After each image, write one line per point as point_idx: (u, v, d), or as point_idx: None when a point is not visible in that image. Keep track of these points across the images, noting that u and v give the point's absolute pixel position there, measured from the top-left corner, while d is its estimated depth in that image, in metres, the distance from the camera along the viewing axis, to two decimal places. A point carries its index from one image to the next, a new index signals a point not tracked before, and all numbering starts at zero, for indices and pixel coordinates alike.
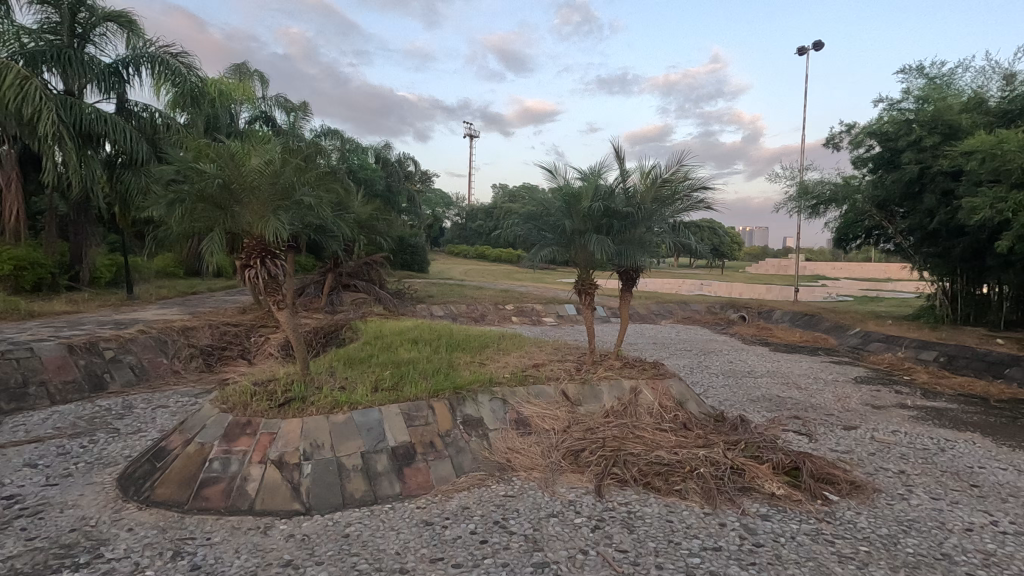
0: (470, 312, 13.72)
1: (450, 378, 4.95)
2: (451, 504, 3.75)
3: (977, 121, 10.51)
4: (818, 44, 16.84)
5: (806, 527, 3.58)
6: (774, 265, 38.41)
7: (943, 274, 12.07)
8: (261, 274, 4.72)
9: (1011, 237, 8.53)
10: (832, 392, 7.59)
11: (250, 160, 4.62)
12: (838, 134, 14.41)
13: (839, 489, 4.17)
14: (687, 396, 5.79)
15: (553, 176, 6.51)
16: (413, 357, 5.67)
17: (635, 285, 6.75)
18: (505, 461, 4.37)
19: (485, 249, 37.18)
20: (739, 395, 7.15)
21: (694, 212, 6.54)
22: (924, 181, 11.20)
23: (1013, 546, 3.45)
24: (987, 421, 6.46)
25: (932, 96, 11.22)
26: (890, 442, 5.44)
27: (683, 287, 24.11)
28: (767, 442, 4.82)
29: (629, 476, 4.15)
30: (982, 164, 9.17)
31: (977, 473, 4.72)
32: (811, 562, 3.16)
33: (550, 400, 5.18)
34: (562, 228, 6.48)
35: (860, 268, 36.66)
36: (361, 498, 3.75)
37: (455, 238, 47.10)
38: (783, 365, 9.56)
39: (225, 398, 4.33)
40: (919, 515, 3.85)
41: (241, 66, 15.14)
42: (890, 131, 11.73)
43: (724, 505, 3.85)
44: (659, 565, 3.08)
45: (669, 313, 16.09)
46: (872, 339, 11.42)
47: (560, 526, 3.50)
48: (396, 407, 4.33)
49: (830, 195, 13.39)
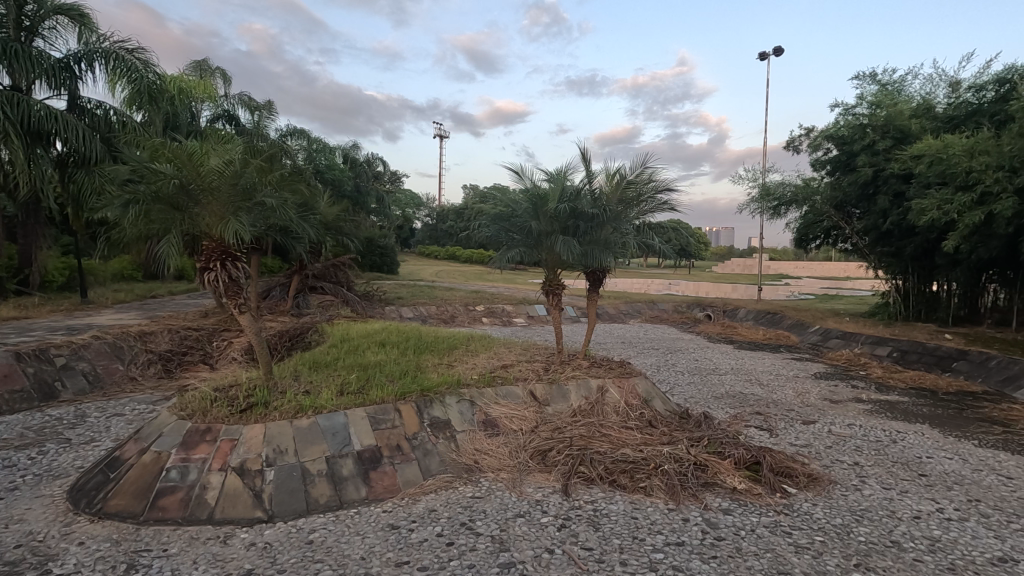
0: (440, 314, 13.65)
1: (417, 380, 4.92)
2: (418, 507, 3.73)
3: (926, 126, 11.01)
4: (778, 50, 17.41)
5: (765, 520, 3.69)
6: (739, 265, 39.36)
7: (896, 273, 12.58)
8: (221, 276, 4.62)
9: (958, 237, 8.95)
10: (791, 388, 7.84)
11: (209, 160, 4.48)
12: (798, 137, 14.89)
13: (797, 482, 4.30)
14: (652, 394, 5.89)
15: (520, 178, 6.55)
16: (380, 360, 5.62)
17: (602, 286, 6.82)
18: (472, 462, 4.37)
19: (456, 249, 37.04)
20: (704, 392, 7.32)
21: (658, 213, 6.67)
22: (877, 184, 11.66)
23: (956, 533, 3.63)
24: (935, 413, 6.76)
25: (885, 102, 11.70)
26: (846, 435, 5.65)
27: (652, 286, 24.47)
28: (729, 438, 4.94)
29: (595, 474, 4.21)
30: (931, 167, 9.61)
31: (925, 463, 4.95)
32: (769, 554, 3.26)
33: (518, 401, 5.20)
34: (529, 229, 6.52)
35: (821, 268, 37.88)
36: (326, 503, 3.69)
37: (425, 240, 46.84)
38: (746, 362, 9.83)
39: (183, 405, 4.21)
40: (871, 505, 4.02)
41: (203, 63, 14.73)
42: (847, 135, 12.18)
43: (688, 500, 3.93)
44: (623, 562, 3.13)
45: (637, 312, 16.33)
46: (831, 336, 11.83)
47: (527, 526, 3.51)
48: (362, 411, 4.29)
49: (791, 196, 13.82)
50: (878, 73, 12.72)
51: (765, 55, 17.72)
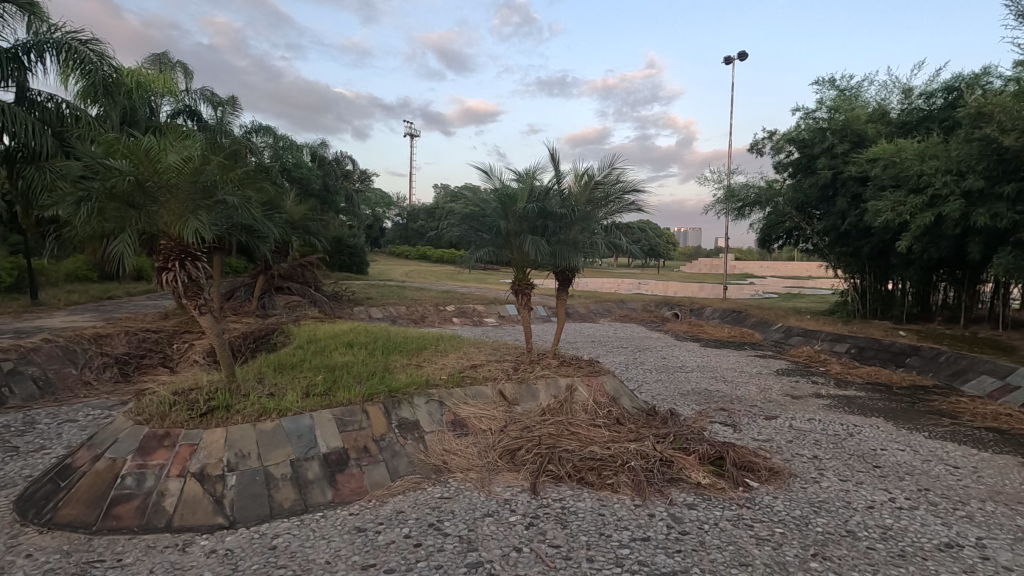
0: (410, 314, 13.54)
1: (385, 381, 4.88)
2: (385, 509, 3.69)
3: (881, 131, 11.45)
4: (742, 54, 17.85)
5: (728, 513, 3.78)
6: (706, 265, 40.18)
7: (854, 271, 13.02)
8: (180, 277, 4.49)
9: (911, 237, 9.33)
10: (755, 384, 8.06)
11: (167, 156, 4.35)
12: (761, 140, 15.28)
13: (759, 476, 4.42)
14: (620, 392, 5.97)
15: (489, 178, 6.55)
16: (348, 361, 5.54)
17: (571, 285, 6.88)
18: (441, 462, 4.35)
19: (428, 249, 36.87)
20: (671, 390, 7.46)
21: (626, 213, 6.76)
22: (836, 186, 12.08)
23: (907, 521, 3.79)
24: (890, 407, 7.05)
25: (843, 107, 12.11)
26: (806, 430, 5.83)
27: (622, 286, 24.77)
28: (694, 434, 5.04)
29: (563, 472, 4.24)
30: (886, 170, 10.01)
31: (880, 455, 5.14)
32: (731, 547, 3.34)
33: (487, 401, 5.21)
34: (498, 228, 6.54)
35: (784, 267, 38.97)
36: (291, 507, 3.62)
37: (396, 239, 46.42)
38: (712, 359, 10.05)
39: (139, 409, 4.08)
40: (828, 496, 4.16)
41: (162, 56, 14.23)
42: (807, 139, 12.57)
43: (653, 496, 4.00)
44: (590, 558, 3.16)
45: (607, 311, 16.51)
46: (792, 333, 12.19)
47: (495, 525, 3.52)
48: (329, 412, 4.23)
49: (754, 197, 14.19)
50: (837, 79, 13.16)
51: (730, 59, 18.16)
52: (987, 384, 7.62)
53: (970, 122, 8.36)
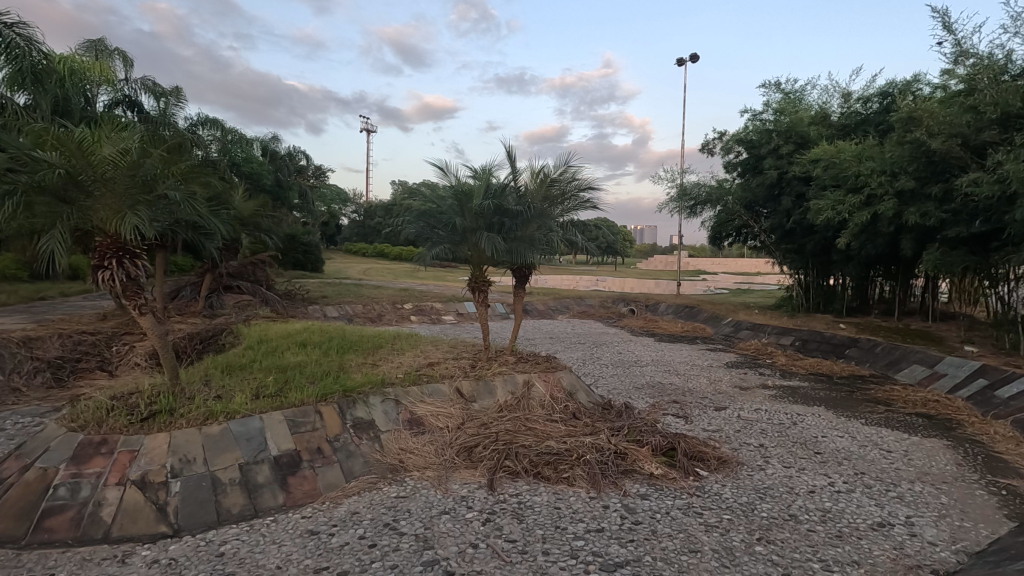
0: (366, 313, 13.31)
1: (339, 381, 4.79)
2: (339, 510, 3.63)
3: (822, 133, 12.01)
4: (693, 57, 18.41)
5: (678, 502, 3.90)
6: (662, 261, 41.18)
7: (799, 268, 13.60)
8: (118, 275, 4.29)
9: (850, 235, 9.81)
10: (706, 376, 8.33)
11: (102, 148, 4.13)
12: (712, 141, 15.73)
13: (708, 465, 4.58)
14: (576, 387, 6.05)
15: (444, 174, 6.52)
16: (300, 361, 5.41)
17: (528, 282, 6.91)
18: (397, 461, 4.31)
19: (386, 246, 36.39)
20: (626, 383, 7.63)
21: (581, 211, 6.85)
22: (782, 185, 12.59)
23: (844, 503, 4.00)
24: (831, 395, 7.43)
25: (787, 110, 12.63)
26: (753, 419, 6.08)
27: (580, 283, 25.10)
28: (647, 426, 5.16)
29: (520, 468, 4.27)
30: (827, 170, 10.50)
31: (821, 442, 5.40)
32: (681, 535, 3.44)
33: (444, 398, 5.19)
34: (453, 225, 6.52)
35: (736, 264, 40.36)
36: (239, 513, 3.50)
37: (352, 237, 45.57)
38: (665, 354, 10.33)
39: (74, 415, 3.87)
40: (773, 483, 4.34)
41: (98, 43, 13.43)
42: (755, 139, 13.06)
43: (608, 488, 4.08)
44: (545, 551, 3.20)
45: (565, 307, 16.68)
46: (741, 327, 12.66)
47: (452, 522, 3.51)
48: (280, 414, 4.12)
49: (705, 196, 14.65)
50: (782, 83, 13.68)
51: (682, 61, 18.62)
52: (917, 372, 8.13)
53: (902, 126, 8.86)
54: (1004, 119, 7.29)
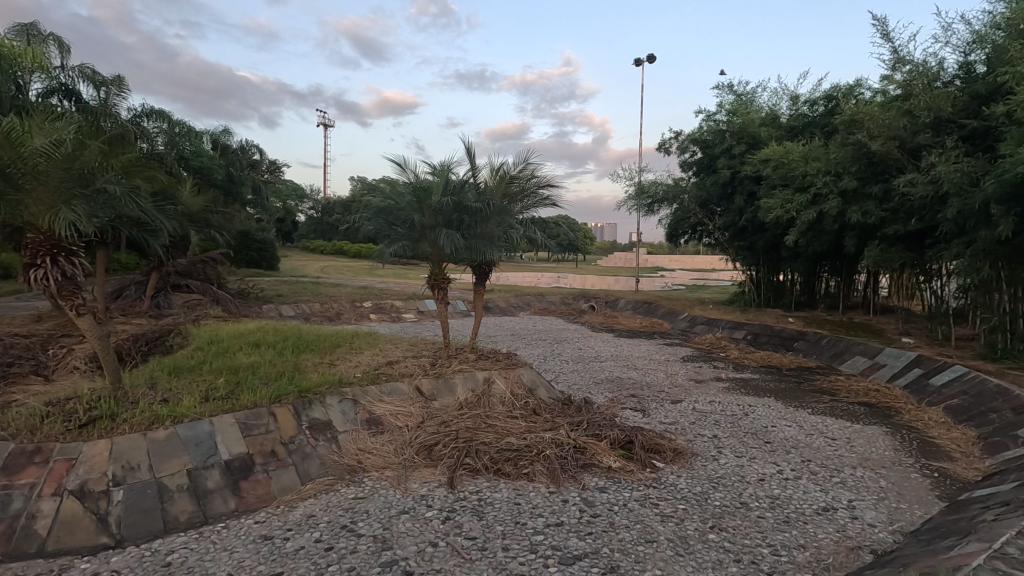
0: (324, 311, 13.02)
1: (294, 381, 4.67)
2: (295, 514, 3.54)
3: (772, 133, 12.45)
4: (651, 57, 18.76)
5: (635, 494, 3.98)
6: (622, 259, 41.90)
7: (751, 264, 14.07)
8: (52, 274, 4.05)
9: (798, 232, 10.22)
10: (662, 370, 8.53)
11: (33, 139, 3.88)
12: (668, 140, 16.09)
13: (664, 457, 4.70)
14: (537, 383, 6.09)
15: (403, 170, 6.44)
16: (254, 361, 5.25)
17: (488, 279, 6.89)
18: (355, 462, 4.23)
19: (345, 243, 35.70)
20: (586, 379, 7.73)
21: (541, 208, 6.89)
22: (734, 184, 12.99)
23: (791, 490, 4.17)
24: (780, 387, 7.73)
25: (739, 111, 13.03)
26: (707, 411, 6.27)
27: (541, 280, 25.26)
28: (606, 420, 5.25)
29: (480, 465, 4.26)
30: (776, 170, 10.91)
31: (770, 432, 5.62)
32: (638, 525, 3.52)
33: (403, 397, 5.13)
34: (412, 222, 6.45)
35: (693, 261, 41.43)
36: (188, 520, 3.37)
37: (309, 234, 44.47)
38: (624, 349, 10.52)
39: (4, 424, 3.64)
40: (725, 472, 4.49)
41: (31, 27, 12.63)
42: (709, 139, 13.43)
43: (568, 482, 4.13)
44: (505, 547, 3.22)
45: (526, 304, 16.76)
46: (697, 322, 13.01)
47: (411, 522, 3.48)
48: (231, 417, 3.99)
49: (662, 194, 14.97)
50: (734, 85, 14.09)
51: (640, 61, 18.94)
52: (860, 363, 8.55)
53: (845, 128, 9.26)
54: (936, 123, 7.71)
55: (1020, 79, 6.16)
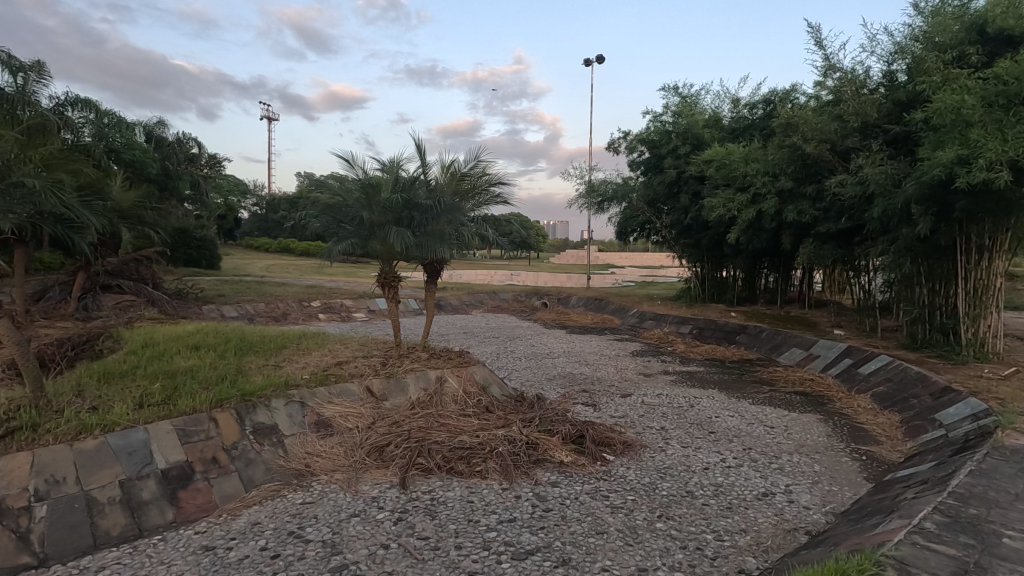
0: (269, 311, 12.58)
1: (237, 385, 4.48)
2: (238, 522, 3.42)
3: (715, 135, 12.91)
4: (600, 57, 19.09)
5: (587, 487, 4.06)
6: (574, 256, 42.55)
7: (696, 261, 14.55)
8: None
9: (739, 230, 10.64)
10: (612, 365, 8.72)
11: None
12: (617, 140, 16.40)
13: (614, 450, 4.80)
14: (489, 380, 6.09)
15: (351, 166, 6.30)
16: (192, 364, 5.01)
17: (440, 277, 6.83)
18: (303, 466, 4.12)
19: (292, 241, 34.56)
20: (538, 375, 7.81)
21: (492, 206, 6.89)
22: (680, 184, 13.41)
23: (733, 477, 4.36)
24: (723, 378, 8.05)
25: (684, 113, 13.43)
26: (655, 404, 6.45)
27: (494, 277, 25.29)
28: (558, 415, 5.32)
29: (433, 464, 4.23)
30: (719, 170, 11.33)
31: (714, 422, 5.84)
32: (589, 518, 3.58)
33: (353, 398, 5.03)
34: (361, 220, 6.33)
35: (642, 259, 42.56)
36: (120, 534, 3.19)
37: (253, 231, 42.86)
38: (575, 345, 10.68)
39: None
40: (672, 462, 4.64)
41: None
42: (656, 140, 13.78)
43: (520, 478, 4.16)
44: (458, 546, 3.21)
45: (479, 302, 16.73)
46: (645, 318, 13.37)
47: (362, 525, 3.41)
48: (168, 424, 3.80)
49: (612, 193, 15.27)
50: (679, 87, 14.50)
51: (589, 61, 19.22)
52: (796, 354, 9.01)
53: (782, 131, 9.71)
54: (864, 128, 8.17)
55: (937, 88, 6.62)
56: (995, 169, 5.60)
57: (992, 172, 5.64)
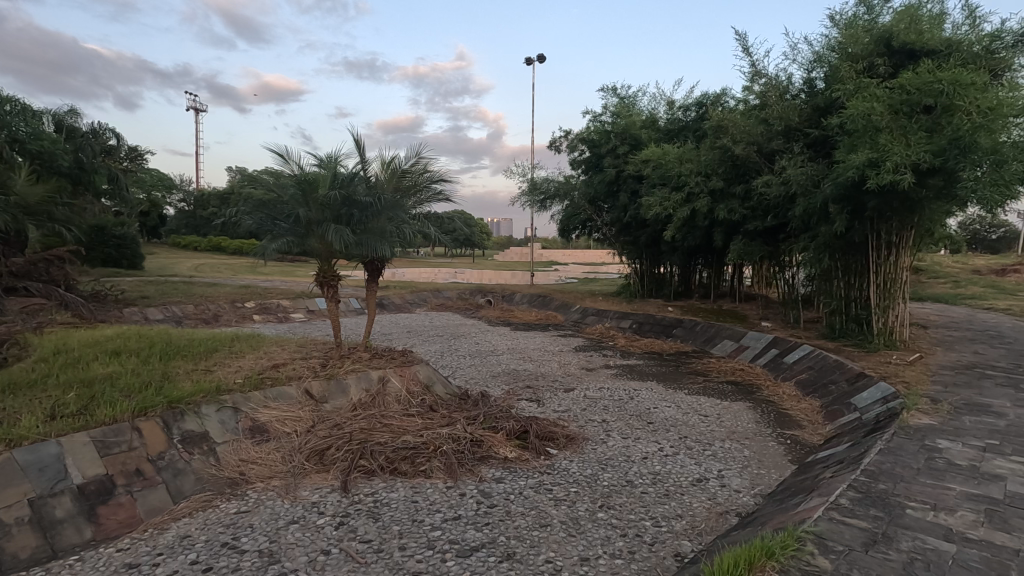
0: (199, 313, 11.94)
1: (163, 391, 4.23)
2: (166, 536, 3.24)
3: (652, 136, 13.35)
4: (541, 57, 19.33)
5: (531, 482, 4.11)
6: (518, 253, 42.84)
7: (634, 258, 14.99)
8: None
9: (675, 227, 11.04)
10: (556, 361, 8.86)
11: None
12: (559, 139, 16.65)
13: (558, 444, 4.89)
14: (433, 379, 6.04)
15: (286, 161, 6.07)
16: (112, 372, 4.68)
17: (381, 276, 6.70)
18: (237, 474, 3.95)
19: (224, 239, 32.92)
20: (483, 373, 7.82)
21: (434, 204, 6.83)
22: (619, 183, 13.77)
23: (670, 465, 4.54)
24: (661, 371, 8.36)
25: (622, 113, 13.77)
26: (598, 397, 6.62)
27: (438, 275, 25.09)
28: (502, 412, 5.35)
29: (376, 466, 4.16)
30: (656, 170, 11.71)
31: (653, 413, 6.06)
32: (533, 512, 3.63)
33: (291, 402, 4.86)
34: (297, 217, 6.12)
35: (585, 257, 43.35)
36: (30, 557, 2.94)
37: (180, 229, 40.48)
38: (519, 341, 10.77)
39: None
40: (613, 453, 4.78)
41: None
42: (596, 139, 14.08)
43: (465, 476, 4.16)
44: (402, 547, 3.17)
45: (423, 300, 16.56)
46: (587, 314, 13.65)
47: (301, 532, 3.31)
48: (85, 435, 3.53)
49: (554, 191, 15.49)
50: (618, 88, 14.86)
51: (531, 61, 19.39)
52: (728, 346, 9.48)
53: (713, 133, 10.16)
54: (787, 131, 8.65)
55: (850, 96, 7.11)
56: (901, 171, 6.10)
57: (898, 174, 6.13)
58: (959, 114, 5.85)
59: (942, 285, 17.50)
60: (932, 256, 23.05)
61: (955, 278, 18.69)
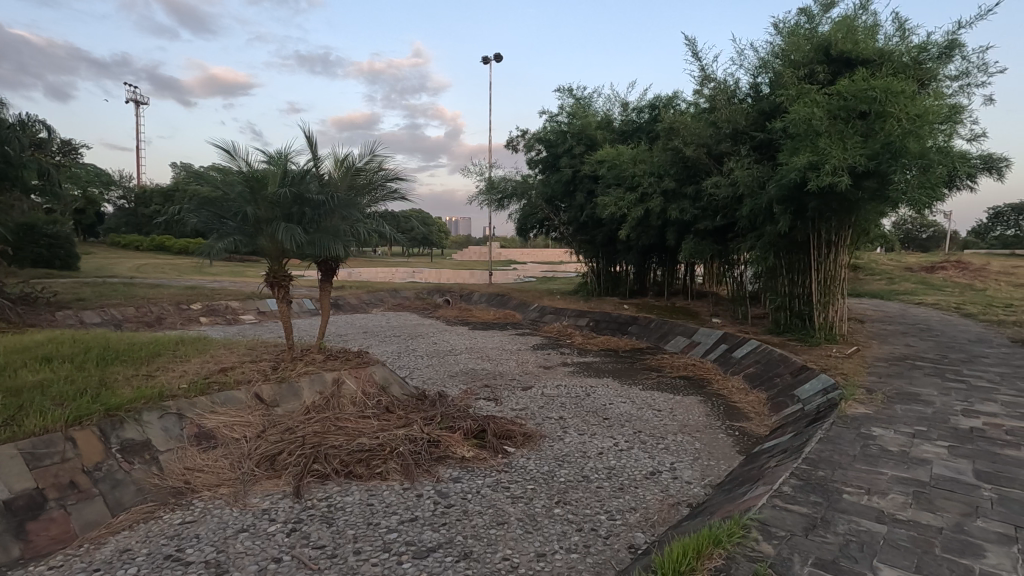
0: (140, 316, 11.38)
1: (100, 399, 4.01)
2: (104, 551, 3.08)
3: (606, 137, 13.58)
4: (498, 56, 19.35)
5: (488, 480, 4.12)
6: (477, 253, 42.75)
7: (591, 257, 15.21)
8: None
9: (629, 227, 11.26)
10: (513, 359, 8.90)
11: None
12: (516, 138, 16.70)
13: (515, 441, 4.91)
14: (389, 380, 5.96)
15: (233, 158, 5.86)
16: (43, 380, 4.39)
17: (335, 276, 6.56)
18: (182, 483, 3.79)
19: (168, 238, 31.47)
20: (440, 373, 7.77)
21: (389, 203, 6.73)
22: (576, 182, 13.95)
23: (625, 459, 4.64)
24: (617, 367, 8.52)
25: (578, 114, 13.94)
26: (555, 395, 6.69)
27: (396, 274, 24.77)
28: (459, 412, 5.33)
29: (330, 469, 4.08)
30: (611, 170, 11.92)
31: (608, 409, 6.18)
32: (490, 510, 3.64)
33: (239, 406, 4.70)
34: (245, 215, 5.92)
35: (543, 257, 43.69)
36: None
37: (120, 227, 38.43)
38: (478, 340, 10.76)
39: None
40: (570, 449, 4.84)
41: None
42: (552, 139, 14.21)
43: (422, 477, 4.13)
44: (357, 551, 3.12)
45: (380, 300, 16.31)
46: (545, 312, 13.77)
47: (251, 540, 3.21)
48: (12, 447, 3.30)
49: (511, 190, 15.53)
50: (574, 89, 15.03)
51: (487, 60, 19.39)
52: (680, 342, 9.75)
53: (666, 135, 10.44)
54: (734, 134, 8.97)
55: (792, 101, 7.43)
56: (838, 174, 6.43)
57: (836, 176, 6.46)
58: (890, 120, 6.20)
59: (877, 282, 18.53)
60: (869, 255, 24.37)
61: (889, 275, 19.82)
